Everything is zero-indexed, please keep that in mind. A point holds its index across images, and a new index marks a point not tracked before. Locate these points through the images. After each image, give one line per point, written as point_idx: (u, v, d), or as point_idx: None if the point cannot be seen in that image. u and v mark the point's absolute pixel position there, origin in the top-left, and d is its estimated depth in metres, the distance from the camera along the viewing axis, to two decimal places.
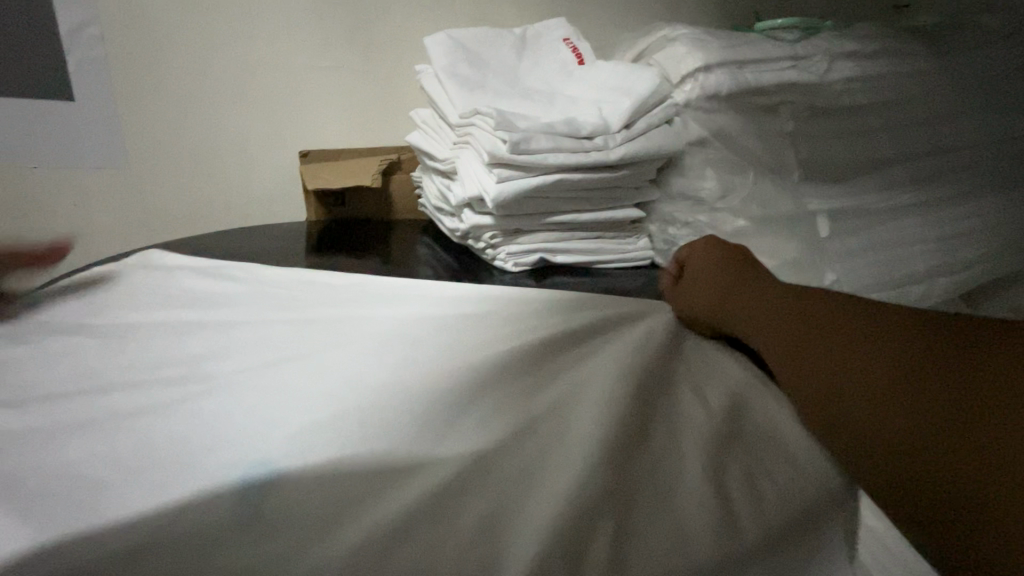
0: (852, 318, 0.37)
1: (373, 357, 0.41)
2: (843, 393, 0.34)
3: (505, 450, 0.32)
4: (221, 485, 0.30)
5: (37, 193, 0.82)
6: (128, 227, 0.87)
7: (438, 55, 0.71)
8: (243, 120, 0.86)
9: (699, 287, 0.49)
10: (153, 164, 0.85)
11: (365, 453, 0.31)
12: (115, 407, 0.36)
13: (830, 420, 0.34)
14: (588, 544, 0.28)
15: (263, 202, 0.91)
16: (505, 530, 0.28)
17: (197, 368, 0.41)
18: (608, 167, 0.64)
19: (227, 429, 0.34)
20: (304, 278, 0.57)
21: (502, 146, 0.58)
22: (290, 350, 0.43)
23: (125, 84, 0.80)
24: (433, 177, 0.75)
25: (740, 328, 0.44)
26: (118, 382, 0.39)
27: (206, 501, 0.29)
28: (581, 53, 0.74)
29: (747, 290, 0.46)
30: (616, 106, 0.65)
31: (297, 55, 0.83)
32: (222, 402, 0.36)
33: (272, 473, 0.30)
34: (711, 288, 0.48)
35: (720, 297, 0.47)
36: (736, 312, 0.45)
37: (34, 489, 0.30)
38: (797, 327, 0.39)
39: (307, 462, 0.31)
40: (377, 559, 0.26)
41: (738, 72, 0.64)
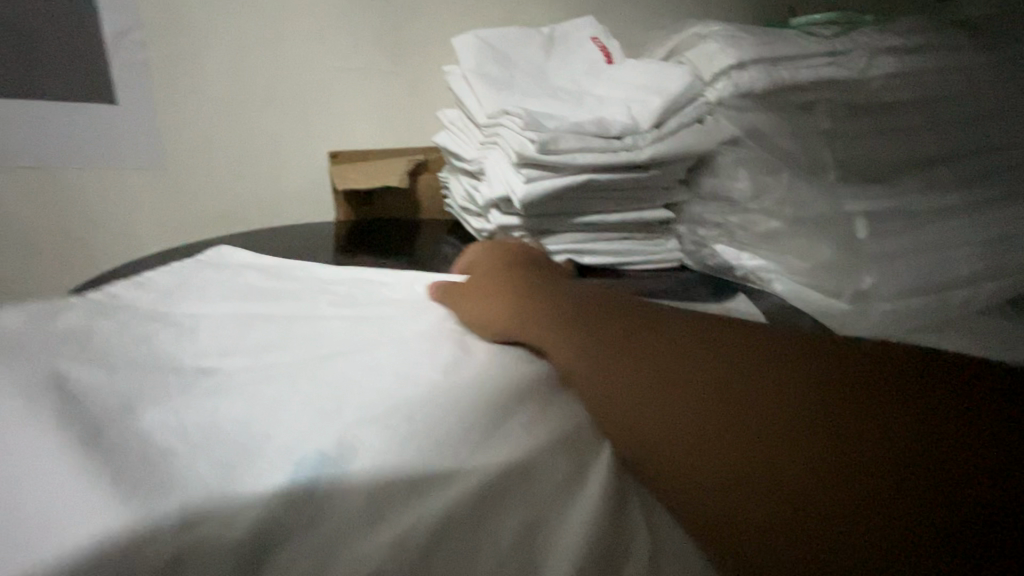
0: (673, 362, 0.34)
1: (412, 350, 0.40)
2: (719, 448, 0.30)
3: (549, 453, 0.31)
4: (274, 481, 0.28)
5: (82, 191, 0.85)
6: (164, 224, 0.90)
7: (466, 56, 0.71)
8: (275, 120, 0.87)
9: (494, 298, 0.46)
10: (191, 162, 0.87)
11: (418, 453, 0.29)
12: (161, 386, 0.36)
13: (710, 494, 0.29)
14: (620, 550, 0.27)
15: (294, 201, 0.93)
16: (544, 542, 0.27)
17: (240, 356, 0.40)
18: (637, 166, 0.63)
19: (287, 416, 0.33)
20: (343, 276, 0.57)
21: (530, 146, 0.58)
22: (330, 344, 0.42)
23: (162, 85, 0.82)
24: (460, 177, 0.75)
25: (535, 338, 0.41)
26: (160, 364, 0.39)
27: (252, 497, 0.27)
28: (610, 51, 0.73)
29: (540, 300, 0.44)
30: (645, 105, 0.64)
31: (327, 56, 0.85)
32: (280, 389, 0.35)
33: (327, 467, 0.28)
34: (504, 299, 0.46)
35: (513, 310, 0.44)
36: (531, 322, 0.42)
37: (100, 459, 0.29)
38: (606, 351, 0.36)
39: (363, 462, 0.29)
40: (421, 559, 0.25)
41: (773, 70, 0.63)
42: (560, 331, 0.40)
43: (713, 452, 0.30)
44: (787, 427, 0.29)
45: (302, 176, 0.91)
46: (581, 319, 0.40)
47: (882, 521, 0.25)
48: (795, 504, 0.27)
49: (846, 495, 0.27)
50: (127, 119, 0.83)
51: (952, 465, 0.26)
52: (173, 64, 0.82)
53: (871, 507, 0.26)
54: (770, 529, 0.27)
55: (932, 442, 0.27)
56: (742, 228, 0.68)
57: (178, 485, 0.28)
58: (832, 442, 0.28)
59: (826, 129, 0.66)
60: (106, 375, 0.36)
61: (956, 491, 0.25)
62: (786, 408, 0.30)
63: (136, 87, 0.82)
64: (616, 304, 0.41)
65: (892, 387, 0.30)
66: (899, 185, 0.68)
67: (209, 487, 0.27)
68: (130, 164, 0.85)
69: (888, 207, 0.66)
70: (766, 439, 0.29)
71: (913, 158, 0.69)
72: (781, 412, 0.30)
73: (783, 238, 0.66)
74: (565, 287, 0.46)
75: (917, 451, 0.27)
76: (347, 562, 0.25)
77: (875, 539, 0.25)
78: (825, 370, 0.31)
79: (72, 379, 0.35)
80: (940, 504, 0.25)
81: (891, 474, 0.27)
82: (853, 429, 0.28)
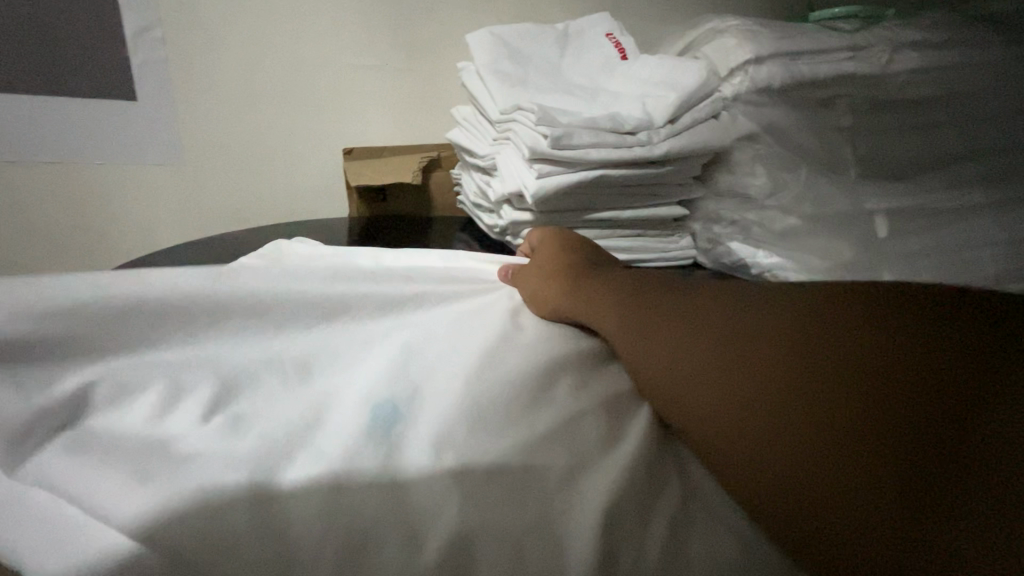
0: (706, 332, 0.36)
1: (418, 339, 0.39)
2: (762, 422, 0.30)
3: (583, 416, 0.35)
4: (335, 453, 0.30)
5: (102, 186, 0.87)
6: (182, 219, 0.92)
7: (480, 51, 0.71)
8: (290, 117, 0.88)
9: (544, 278, 0.50)
10: (210, 160, 0.89)
11: (452, 433, 0.32)
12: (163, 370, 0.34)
13: (752, 466, 0.30)
14: (652, 502, 0.31)
15: (308, 198, 0.94)
16: (579, 495, 0.31)
17: (239, 331, 0.38)
18: (652, 162, 0.62)
19: (310, 403, 0.34)
20: (357, 260, 0.57)
21: (543, 141, 0.58)
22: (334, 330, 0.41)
23: (182, 83, 0.84)
24: (473, 173, 0.75)
25: (586, 315, 0.45)
26: (154, 326, 0.36)
27: (313, 463, 0.29)
28: (624, 47, 0.73)
29: (590, 283, 0.48)
30: (661, 100, 0.63)
31: (342, 54, 0.85)
32: (299, 377, 0.36)
33: (375, 442, 0.31)
34: (552, 281, 0.49)
35: (562, 291, 0.48)
36: (582, 301, 0.46)
37: (127, 454, 0.30)
38: (647, 323, 0.39)
39: (394, 452, 0.30)
40: (476, 489, 0.29)
41: (791, 64, 0.62)
42: (610, 315, 0.42)
43: (757, 425, 0.30)
44: (835, 398, 0.29)
45: (316, 173, 0.92)
46: (632, 303, 0.42)
47: (889, 494, 0.26)
48: (834, 477, 0.27)
49: (892, 464, 0.26)
50: (148, 117, 0.85)
51: (994, 434, 0.25)
52: (192, 62, 0.83)
53: (913, 477, 0.26)
54: (806, 499, 0.28)
55: (980, 409, 0.26)
56: (759, 225, 0.67)
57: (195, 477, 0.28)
58: (879, 413, 0.28)
59: (846, 126, 0.65)
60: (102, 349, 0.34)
61: (995, 459, 0.25)
62: (834, 377, 0.29)
63: (157, 85, 0.83)
64: (665, 289, 0.42)
65: (950, 350, 0.28)
66: (920, 183, 0.68)
67: (226, 478, 0.28)
68: (149, 160, 0.87)
69: (908, 206, 0.66)
70: (810, 412, 0.29)
71: (936, 157, 0.69)
72: (827, 382, 0.29)
73: (800, 236, 0.65)
74: (613, 275, 0.48)
75: (961, 420, 0.26)
76: (413, 500, 0.29)
77: (913, 512, 0.25)
78: (879, 334, 0.30)
79: (70, 354, 0.33)
80: (982, 477, 0.25)
81: (938, 447, 0.26)
82: (902, 396, 0.27)
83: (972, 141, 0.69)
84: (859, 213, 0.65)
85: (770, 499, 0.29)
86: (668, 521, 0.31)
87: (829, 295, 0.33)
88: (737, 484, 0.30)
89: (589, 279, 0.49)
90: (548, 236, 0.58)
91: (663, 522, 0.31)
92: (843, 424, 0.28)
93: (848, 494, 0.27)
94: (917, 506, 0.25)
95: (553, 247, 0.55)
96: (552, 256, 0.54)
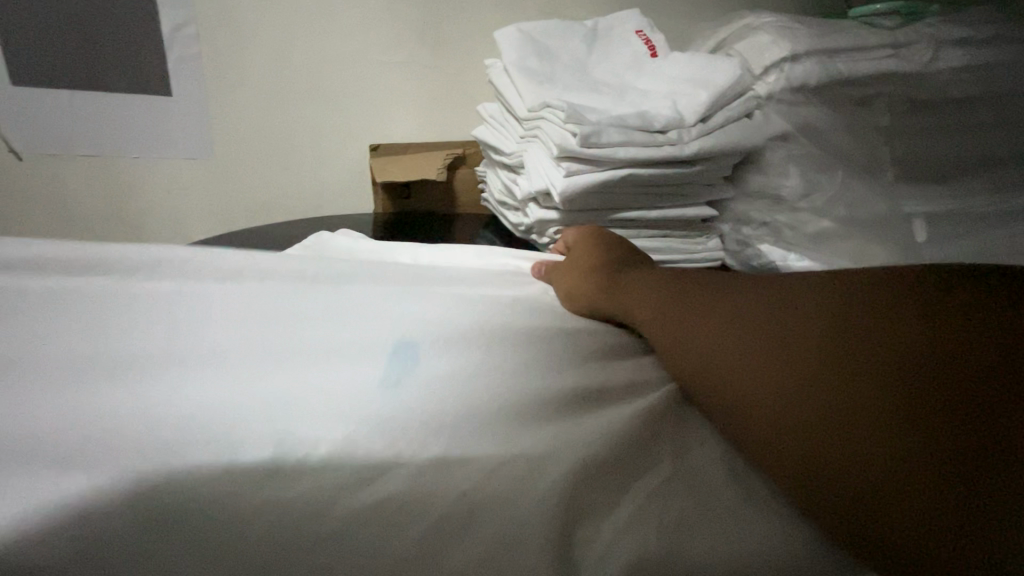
0: (746, 325, 0.35)
1: (436, 345, 0.40)
2: (798, 408, 0.30)
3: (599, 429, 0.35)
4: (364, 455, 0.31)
5: (137, 180, 0.90)
6: (213, 214, 0.94)
7: (507, 48, 0.70)
8: (318, 112, 0.89)
9: (577, 273, 0.50)
10: (241, 153, 0.90)
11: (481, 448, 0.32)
12: (152, 369, 0.36)
13: (791, 454, 0.30)
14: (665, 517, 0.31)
15: (334, 192, 0.95)
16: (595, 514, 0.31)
17: (235, 332, 0.40)
18: (681, 162, 0.61)
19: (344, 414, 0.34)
20: (397, 256, 0.59)
21: (572, 140, 0.57)
22: (345, 326, 0.41)
23: (214, 78, 0.85)
24: (498, 171, 0.74)
25: (623, 311, 0.45)
26: (149, 361, 0.36)
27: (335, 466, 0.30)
28: (654, 44, 0.72)
29: (626, 279, 0.48)
30: (692, 98, 0.62)
31: (370, 49, 0.86)
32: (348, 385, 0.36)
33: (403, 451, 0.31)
34: (585, 276, 0.49)
35: (596, 287, 0.48)
36: (618, 297, 0.46)
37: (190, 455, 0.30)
38: (682, 318, 0.39)
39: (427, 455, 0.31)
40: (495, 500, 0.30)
41: (827, 63, 0.60)
42: (642, 307, 0.43)
43: (794, 413, 0.30)
44: (875, 383, 0.28)
45: (343, 168, 0.93)
46: (661, 296, 0.42)
47: (941, 501, 0.25)
48: (877, 465, 0.27)
49: (937, 451, 0.26)
50: (181, 112, 0.86)
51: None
52: (224, 57, 0.84)
53: (958, 463, 0.25)
54: (847, 488, 0.28)
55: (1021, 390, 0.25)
56: (790, 227, 0.65)
57: (213, 467, 0.29)
58: (919, 399, 0.27)
59: (884, 126, 0.63)
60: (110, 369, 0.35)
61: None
62: (872, 361, 0.29)
63: (189, 81, 0.85)
64: (693, 282, 0.42)
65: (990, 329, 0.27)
66: (959, 186, 0.66)
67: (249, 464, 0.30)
68: (182, 155, 0.89)
69: (946, 210, 0.64)
70: (847, 398, 0.29)
71: (977, 159, 0.66)
72: (865, 368, 0.29)
73: (834, 240, 0.63)
74: (641, 270, 0.49)
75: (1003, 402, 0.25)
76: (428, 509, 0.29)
77: (958, 500, 0.25)
78: (917, 316, 0.29)
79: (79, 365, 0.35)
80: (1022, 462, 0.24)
81: (978, 424, 0.25)
82: (942, 379, 0.27)
83: (1019, 142, 0.66)
84: (897, 216, 0.63)
85: (809, 489, 0.29)
86: (679, 534, 0.31)
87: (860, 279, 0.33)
88: (783, 479, 0.30)
89: (619, 274, 0.49)
90: (578, 233, 0.58)
91: (672, 534, 0.31)
92: (894, 428, 0.27)
93: (893, 491, 0.26)
94: (957, 485, 0.25)
95: (588, 243, 0.55)
96: (582, 250, 0.55)
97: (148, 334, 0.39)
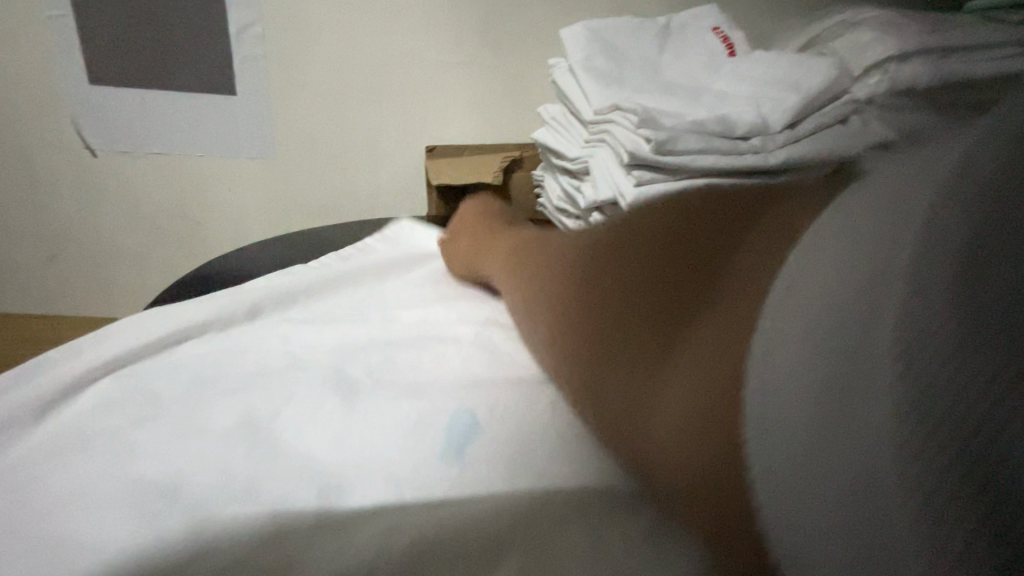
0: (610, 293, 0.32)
1: (490, 392, 0.40)
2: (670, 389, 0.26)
3: None
4: (413, 518, 0.31)
5: (202, 180, 0.93)
6: (270, 216, 0.96)
7: (575, 48, 0.66)
8: (374, 113, 0.88)
9: (507, 258, 0.48)
10: (297, 155, 0.91)
11: (550, 519, 0.31)
12: (216, 419, 0.39)
13: (672, 442, 0.26)
14: None
15: (386, 194, 0.95)
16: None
17: (289, 380, 0.42)
18: (764, 172, 0.55)
19: (397, 459, 0.35)
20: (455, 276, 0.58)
21: (644, 146, 0.53)
22: (402, 372, 0.43)
23: (277, 80, 0.86)
24: (557, 177, 0.70)
25: (526, 295, 0.42)
26: (208, 416, 0.39)
27: (383, 533, 0.30)
28: (733, 43, 0.66)
29: (531, 255, 0.44)
30: (778, 101, 0.55)
31: (429, 49, 0.84)
32: (405, 427, 0.37)
33: (454, 511, 0.31)
34: (511, 260, 0.47)
35: (513, 272, 0.46)
36: (524, 282, 0.43)
37: (240, 503, 0.32)
38: (561, 300, 0.36)
39: (477, 513, 0.31)
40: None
41: (942, 64, 0.55)
42: (535, 315, 0.40)
43: (665, 402, 0.26)
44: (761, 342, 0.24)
45: (397, 171, 0.93)
46: (562, 300, 0.36)
47: (807, 466, 0.20)
48: (792, 445, 0.21)
49: (835, 385, 0.20)
50: (244, 111, 0.88)
51: (903, 315, 0.19)
52: (288, 56, 0.84)
53: (858, 421, 0.20)
54: (775, 496, 0.22)
55: (870, 286, 0.21)
56: None
57: (261, 520, 0.31)
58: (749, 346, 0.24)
59: None
60: (176, 418, 0.39)
61: (930, 341, 0.19)
62: (710, 320, 0.27)
63: (254, 80, 0.85)
64: (565, 261, 0.38)
65: (801, 261, 0.24)
66: None
67: (294, 502, 0.32)
68: (243, 155, 0.91)
69: None
70: (703, 371, 0.25)
71: None
72: (699, 338, 0.27)
73: None
74: (552, 236, 0.45)
75: (866, 305, 0.20)
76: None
77: (834, 460, 0.20)
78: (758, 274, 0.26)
79: (154, 418, 0.39)
80: (927, 394, 0.18)
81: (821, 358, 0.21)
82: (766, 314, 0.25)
83: None
84: None
85: (741, 518, 0.23)
86: None
87: (713, 248, 0.30)
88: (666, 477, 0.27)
89: (532, 245, 0.46)
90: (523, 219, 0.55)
91: None
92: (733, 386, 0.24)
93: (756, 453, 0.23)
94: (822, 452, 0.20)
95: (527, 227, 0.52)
96: (500, 255, 0.50)
97: (206, 398, 0.41)
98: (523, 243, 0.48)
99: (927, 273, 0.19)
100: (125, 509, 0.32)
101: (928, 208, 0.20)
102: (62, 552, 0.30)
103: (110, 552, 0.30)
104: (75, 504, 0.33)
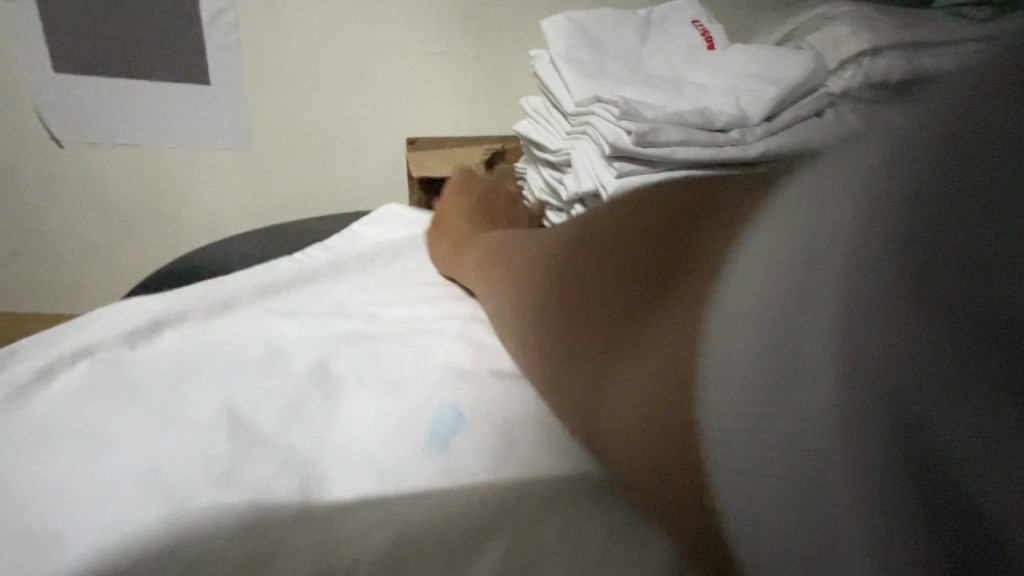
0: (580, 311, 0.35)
1: (475, 384, 0.40)
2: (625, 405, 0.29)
3: None
4: (396, 510, 0.31)
5: (175, 172, 0.90)
6: (247, 208, 0.95)
7: (556, 38, 0.66)
8: (353, 104, 0.87)
9: (482, 263, 0.49)
10: (274, 147, 0.89)
11: (533, 516, 0.31)
12: (193, 413, 0.38)
13: (633, 455, 0.28)
14: None
15: (366, 187, 0.94)
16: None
17: (269, 372, 0.41)
18: (744, 164, 0.55)
19: (379, 452, 0.35)
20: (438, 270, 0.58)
21: (626, 137, 0.54)
22: (383, 364, 0.42)
23: (251, 69, 0.83)
24: (539, 169, 0.69)
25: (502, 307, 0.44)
26: (185, 410, 0.38)
27: (368, 527, 0.30)
28: (712, 36, 0.67)
29: (505, 263, 0.45)
30: (756, 94, 0.56)
31: (408, 40, 0.82)
32: (388, 420, 0.37)
33: (439, 502, 0.31)
34: (487, 267, 0.48)
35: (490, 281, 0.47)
36: (500, 292, 0.44)
37: (219, 496, 0.32)
38: (535, 316, 0.38)
39: (461, 504, 0.31)
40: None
41: (914, 59, 0.57)
42: (510, 318, 0.42)
43: (625, 417, 0.29)
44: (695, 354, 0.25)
45: (377, 163, 0.91)
46: (537, 314, 0.38)
47: (754, 472, 0.22)
48: (740, 451, 0.23)
49: (775, 394, 0.22)
50: (218, 102, 0.85)
51: (840, 327, 0.20)
52: (262, 45, 0.82)
53: (796, 425, 0.21)
54: (728, 487, 0.23)
55: (804, 297, 0.21)
56: None
57: (241, 514, 0.30)
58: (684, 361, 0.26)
59: None
60: (152, 412, 0.38)
61: (865, 350, 0.19)
62: (657, 333, 0.28)
63: (229, 69, 0.83)
64: (537, 271, 0.40)
65: (741, 267, 0.25)
66: None
67: (275, 492, 0.32)
68: (217, 147, 0.89)
69: None
70: (651, 385, 0.27)
71: None
72: (647, 352, 0.28)
73: None
74: (524, 241, 0.46)
75: (800, 317, 0.21)
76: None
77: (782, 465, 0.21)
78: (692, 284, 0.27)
79: (129, 412, 0.38)
80: (862, 405, 0.19)
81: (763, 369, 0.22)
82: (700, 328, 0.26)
83: None
84: None
85: (696, 521, 0.25)
86: None
87: (661, 255, 0.31)
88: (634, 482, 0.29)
89: (505, 251, 0.47)
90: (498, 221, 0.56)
91: None
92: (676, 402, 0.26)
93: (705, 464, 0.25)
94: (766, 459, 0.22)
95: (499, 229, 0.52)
96: (477, 260, 0.51)
97: (184, 391, 0.40)
98: (497, 248, 0.49)
99: (855, 288, 0.20)
100: (97, 504, 0.32)
101: (851, 217, 0.20)
102: (28, 548, 0.29)
103: (82, 548, 0.29)
104: (43, 499, 0.32)
